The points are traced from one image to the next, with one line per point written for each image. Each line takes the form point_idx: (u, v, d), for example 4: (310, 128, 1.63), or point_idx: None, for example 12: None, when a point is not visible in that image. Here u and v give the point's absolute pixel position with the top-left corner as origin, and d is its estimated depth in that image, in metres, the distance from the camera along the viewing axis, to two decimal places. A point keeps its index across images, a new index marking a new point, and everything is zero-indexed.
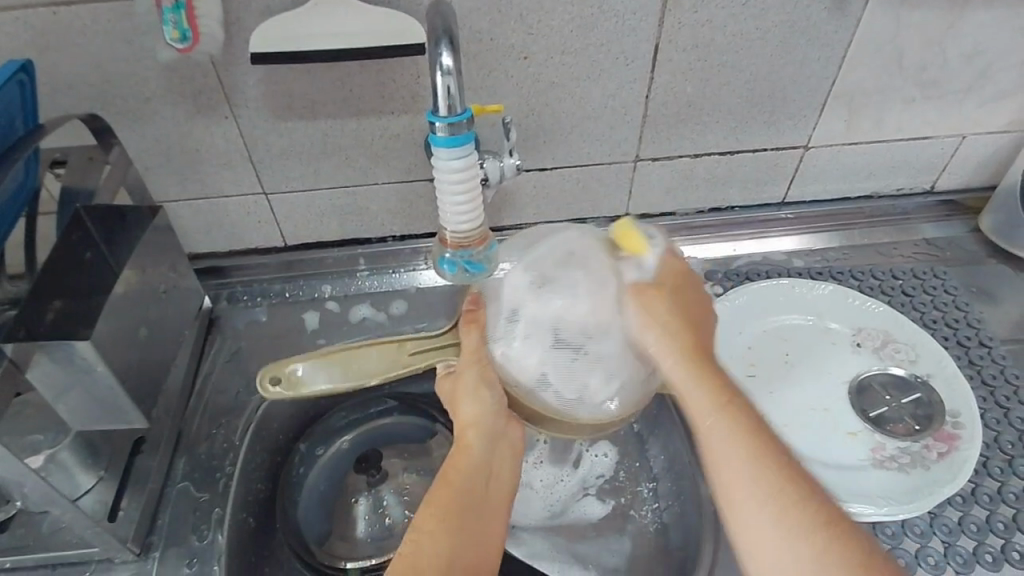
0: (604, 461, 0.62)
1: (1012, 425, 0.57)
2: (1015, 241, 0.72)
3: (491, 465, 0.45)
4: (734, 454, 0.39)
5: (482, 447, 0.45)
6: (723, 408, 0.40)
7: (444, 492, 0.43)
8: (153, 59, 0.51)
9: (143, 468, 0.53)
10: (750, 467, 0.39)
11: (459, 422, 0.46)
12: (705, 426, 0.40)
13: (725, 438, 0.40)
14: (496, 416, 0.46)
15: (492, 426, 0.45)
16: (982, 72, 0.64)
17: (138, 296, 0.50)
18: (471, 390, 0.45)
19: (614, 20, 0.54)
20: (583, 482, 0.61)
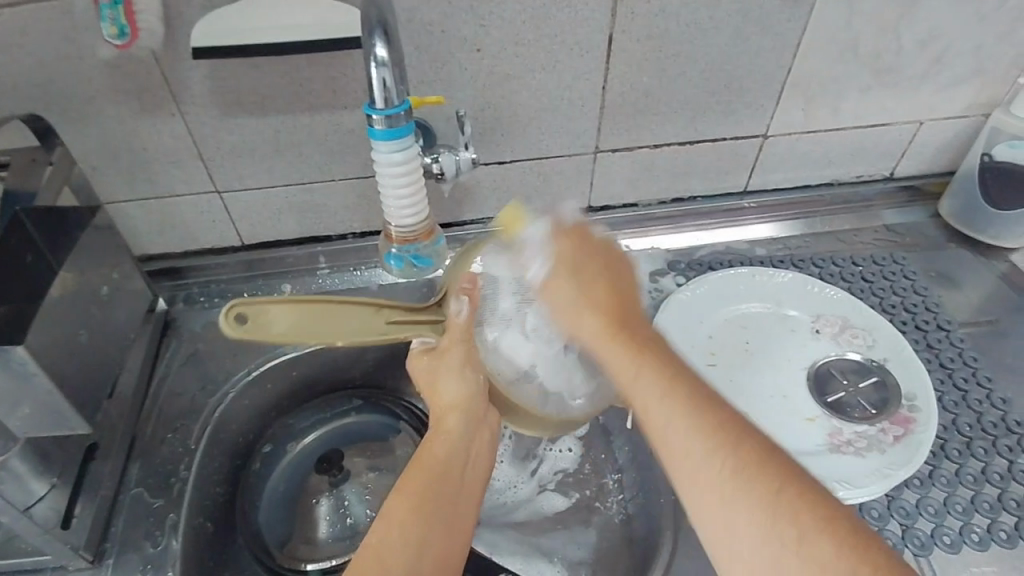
0: (568, 455, 0.62)
1: (969, 407, 0.58)
2: (976, 226, 0.73)
3: (470, 445, 0.46)
4: (684, 439, 0.36)
5: (461, 427, 0.47)
6: (654, 390, 0.38)
7: (419, 471, 0.43)
8: (93, 56, 0.50)
9: (96, 475, 0.52)
10: (701, 453, 0.35)
11: (440, 406, 0.48)
12: (648, 412, 0.38)
13: (668, 421, 0.37)
14: (476, 398, 0.48)
15: (472, 406, 0.48)
16: (936, 58, 0.64)
17: (78, 298, 0.49)
18: (452, 370, 0.48)
19: (566, 11, 0.54)
20: (547, 475, 0.61)
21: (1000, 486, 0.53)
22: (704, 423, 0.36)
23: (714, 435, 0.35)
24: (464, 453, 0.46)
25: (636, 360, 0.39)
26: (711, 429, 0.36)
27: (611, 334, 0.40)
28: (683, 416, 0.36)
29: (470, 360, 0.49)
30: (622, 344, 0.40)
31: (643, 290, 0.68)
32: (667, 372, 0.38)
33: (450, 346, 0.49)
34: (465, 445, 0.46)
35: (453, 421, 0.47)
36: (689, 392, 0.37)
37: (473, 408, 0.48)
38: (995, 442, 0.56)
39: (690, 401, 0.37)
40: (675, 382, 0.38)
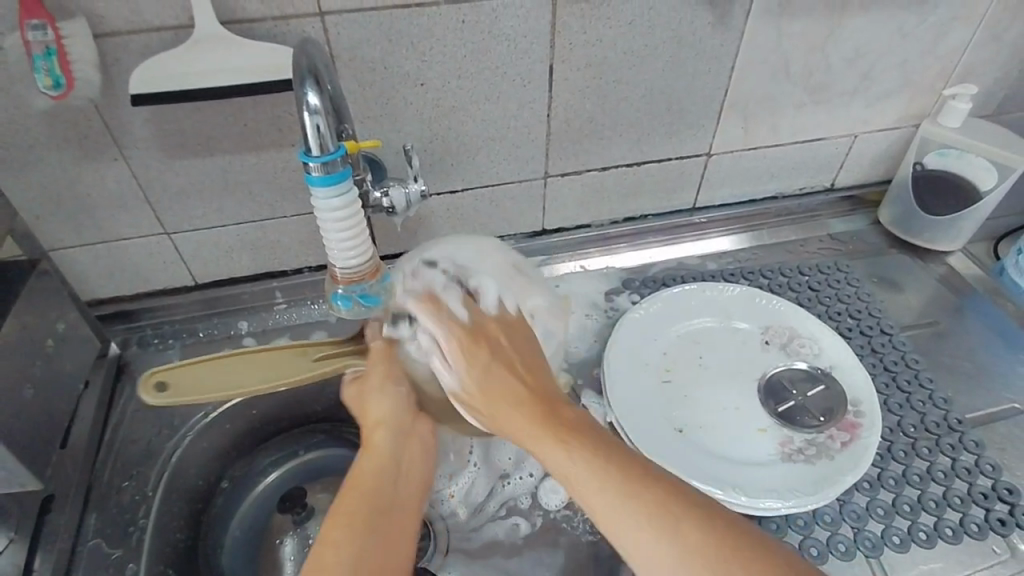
0: (531, 479, 0.62)
1: (913, 408, 0.60)
2: (910, 231, 0.77)
3: (400, 460, 0.45)
4: (608, 502, 0.37)
5: (390, 442, 0.45)
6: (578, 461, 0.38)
7: (350, 495, 0.41)
8: (30, 105, 0.49)
9: (53, 528, 0.51)
10: (626, 508, 0.36)
11: (367, 423, 0.47)
12: (571, 483, 0.38)
13: (591, 488, 0.37)
14: (402, 410, 0.47)
15: (398, 418, 0.46)
16: (864, 74, 0.67)
17: (21, 352, 0.49)
18: (376, 386, 0.48)
19: (506, 44, 0.55)
20: (512, 497, 0.61)
21: (944, 484, 0.55)
22: (611, 476, 0.37)
23: (631, 485, 0.37)
24: (395, 467, 0.44)
25: (544, 439, 0.39)
26: (621, 478, 0.37)
27: (543, 423, 0.40)
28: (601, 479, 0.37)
29: (393, 373, 0.48)
30: (545, 430, 0.40)
31: (598, 310, 0.69)
32: (579, 439, 0.39)
33: (376, 363, 0.48)
34: (395, 458, 0.45)
35: (379, 434, 0.46)
36: (604, 457, 0.38)
37: (401, 420, 0.47)
38: (938, 441, 0.58)
39: (606, 461, 0.38)
40: (588, 450, 0.38)
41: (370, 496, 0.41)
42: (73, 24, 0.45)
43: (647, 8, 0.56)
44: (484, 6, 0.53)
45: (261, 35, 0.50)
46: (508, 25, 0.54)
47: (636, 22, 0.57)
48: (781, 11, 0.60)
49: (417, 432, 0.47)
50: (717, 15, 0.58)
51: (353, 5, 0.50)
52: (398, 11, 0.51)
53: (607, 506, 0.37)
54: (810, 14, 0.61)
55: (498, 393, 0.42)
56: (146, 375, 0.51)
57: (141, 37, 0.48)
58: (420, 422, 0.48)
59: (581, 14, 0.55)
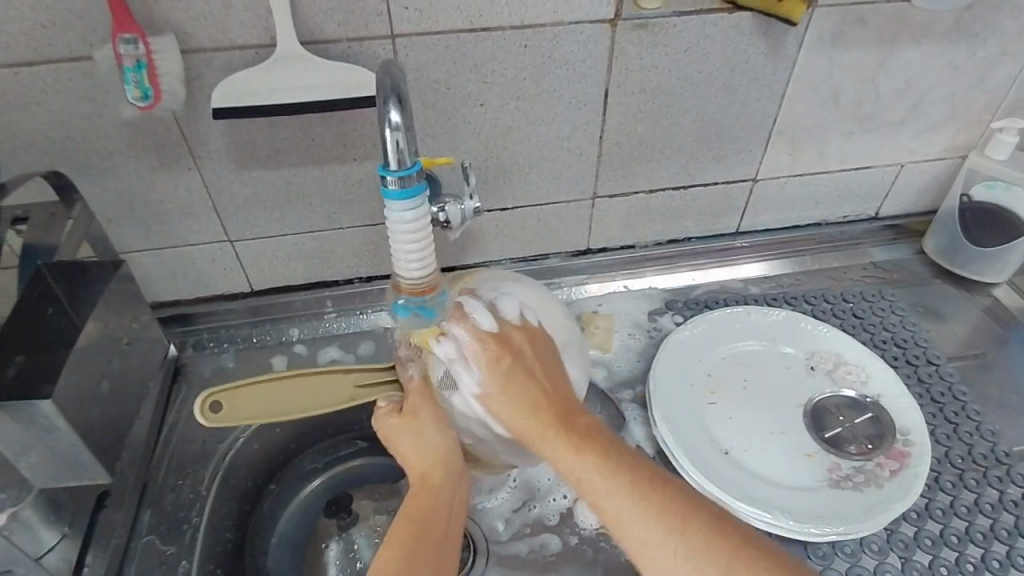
0: (565, 501, 0.62)
1: (960, 440, 0.60)
2: (956, 262, 0.77)
3: (451, 508, 0.48)
4: (631, 516, 0.41)
5: (444, 480, 0.48)
6: (599, 469, 0.42)
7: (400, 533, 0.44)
8: (116, 116, 0.52)
9: (108, 523, 0.53)
10: (628, 501, 0.41)
11: (418, 466, 0.49)
12: (584, 482, 0.43)
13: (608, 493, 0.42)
14: (455, 453, 0.49)
15: (452, 462, 0.49)
16: (913, 106, 0.68)
17: (99, 350, 0.51)
18: (423, 431, 0.49)
19: (565, 68, 0.57)
20: (543, 515, 0.61)
21: (992, 516, 0.55)
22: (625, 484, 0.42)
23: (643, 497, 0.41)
24: (450, 509, 0.47)
25: (549, 438, 0.44)
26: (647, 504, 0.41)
27: (559, 425, 0.44)
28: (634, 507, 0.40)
29: (441, 420, 0.50)
30: (544, 418, 0.45)
31: (641, 329, 0.70)
32: (601, 455, 0.43)
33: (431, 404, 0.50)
34: (451, 502, 0.48)
35: (438, 478, 0.48)
36: (617, 461, 0.43)
37: (448, 465, 0.49)
38: (985, 473, 0.58)
39: (624, 468, 0.42)
40: (602, 458, 0.43)
41: (414, 529, 0.45)
42: (163, 39, 0.48)
43: (702, 37, 0.58)
44: (547, 31, 0.55)
45: (334, 55, 0.52)
46: (567, 50, 0.56)
47: (691, 50, 0.58)
48: (832, 42, 0.61)
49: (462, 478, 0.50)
50: (770, 45, 0.60)
51: (423, 28, 0.52)
52: (465, 35, 0.53)
53: (609, 501, 0.42)
54: (862, 45, 0.62)
55: (496, 393, 0.46)
56: (212, 390, 0.51)
57: (223, 54, 0.50)
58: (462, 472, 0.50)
59: (638, 41, 0.57)
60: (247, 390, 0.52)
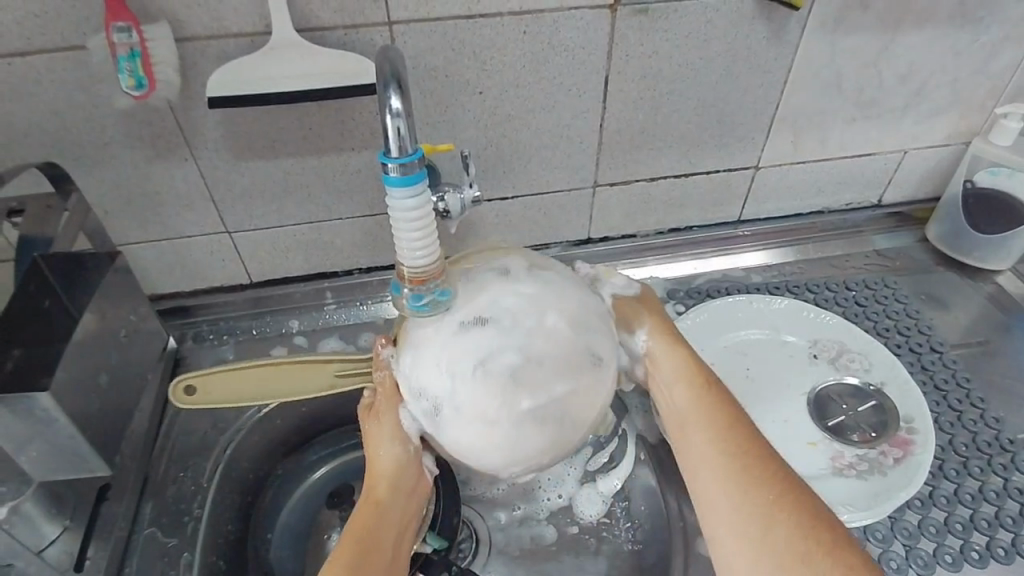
0: (561, 500, 0.61)
1: (964, 427, 0.60)
2: (960, 249, 0.76)
3: (400, 517, 0.47)
4: (724, 504, 0.43)
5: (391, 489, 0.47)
6: (703, 425, 0.47)
7: (348, 550, 0.43)
8: (110, 105, 0.51)
9: (108, 514, 0.52)
10: (719, 474, 0.44)
11: (371, 472, 0.48)
12: (692, 448, 0.46)
13: (713, 463, 0.45)
14: (408, 465, 0.48)
15: (404, 475, 0.48)
16: (917, 91, 0.67)
17: (97, 342, 0.51)
18: (388, 437, 0.48)
19: (564, 54, 0.56)
20: (538, 508, 0.60)
21: (996, 504, 0.54)
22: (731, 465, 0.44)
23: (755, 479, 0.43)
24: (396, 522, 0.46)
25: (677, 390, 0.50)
26: (745, 482, 0.43)
27: (700, 396, 0.49)
28: (723, 476, 0.43)
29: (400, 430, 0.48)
30: (696, 393, 0.49)
31: None
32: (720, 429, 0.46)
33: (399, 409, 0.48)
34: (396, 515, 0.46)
35: (384, 492, 0.47)
36: (728, 431, 0.46)
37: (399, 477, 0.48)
38: (990, 461, 0.57)
39: (733, 441, 0.45)
40: (718, 432, 0.46)
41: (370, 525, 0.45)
42: (156, 27, 0.47)
43: (704, 22, 0.57)
44: (546, 17, 0.54)
45: (331, 43, 0.51)
46: (566, 36, 0.55)
47: (692, 35, 0.58)
48: (836, 27, 0.60)
49: (418, 489, 0.49)
50: (772, 29, 0.59)
51: (421, 15, 0.52)
52: (463, 21, 0.53)
53: (706, 468, 0.45)
54: (866, 30, 0.61)
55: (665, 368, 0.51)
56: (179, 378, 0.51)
57: (219, 42, 0.50)
58: (421, 480, 0.49)
59: (638, 26, 0.56)
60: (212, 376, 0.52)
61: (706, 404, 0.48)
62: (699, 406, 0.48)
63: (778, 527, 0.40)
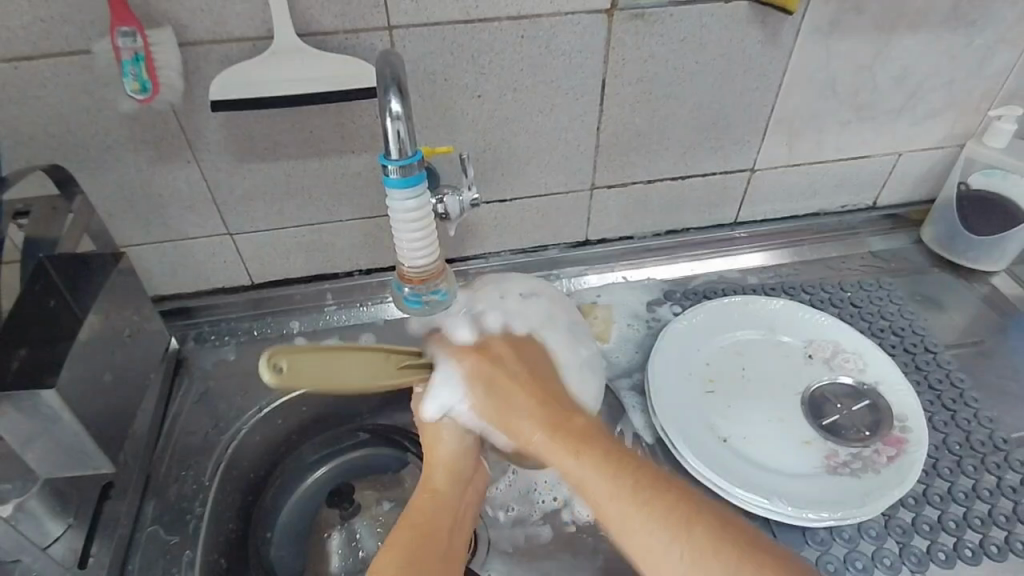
0: (553, 502, 0.61)
1: (958, 426, 0.60)
2: (955, 250, 0.77)
3: (457, 508, 0.47)
4: (638, 521, 0.40)
5: (447, 480, 0.48)
6: (579, 458, 0.43)
7: (402, 534, 0.44)
8: (115, 109, 0.52)
9: (112, 514, 0.53)
10: (620, 505, 0.40)
11: (432, 462, 0.49)
12: (584, 486, 0.42)
13: (603, 488, 0.41)
14: (466, 457, 0.49)
15: (460, 467, 0.49)
16: (911, 94, 0.68)
17: (102, 342, 0.52)
18: (448, 429, 0.49)
19: (562, 58, 0.57)
20: (534, 508, 0.61)
21: (990, 502, 0.55)
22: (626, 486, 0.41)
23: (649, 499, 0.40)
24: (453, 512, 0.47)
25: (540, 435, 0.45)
26: (643, 505, 0.40)
27: (552, 430, 0.45)
28: (622, 505, 0.40)
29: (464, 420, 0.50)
30: (557, 432, 0.44)
31: (640, 320, 0.70)
32: (598, 454, 0.43)
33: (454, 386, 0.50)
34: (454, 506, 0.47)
35: (440, 482, 0.48)
36: (602, 456, 0.43)
37: (454, 466, 0.49)
38: (984, 460, 0.58)
39: (617, 469, 0.42)
40: (589, 455, 0.43)
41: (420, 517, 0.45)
42: (160, 32, 0.48)
43: (699, 27, 0.58)
44: (543, 22, 0.55)
45: (332, 47, 0.52)
46: (564, 40, 0.56)
47: (687, 39, 0.59)
48: (829, 31, 0.61)
49: (474, 482, 0.50)
50: (767, 33, 0.60)
51: (420, 20, 0.52)
52: (461, 26, 0.53)
53: (606, 503, 0.41)
54: (859, 34, 0.62)
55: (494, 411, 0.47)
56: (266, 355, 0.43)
57: (222, 46, 0.50)
58: (478, 474, 0.50)
59: (635, 31, 0.57)
60: (301, 359, 0.45)
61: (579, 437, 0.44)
62: (560, 444, 0.44)
63: (694, 541, 0.38)
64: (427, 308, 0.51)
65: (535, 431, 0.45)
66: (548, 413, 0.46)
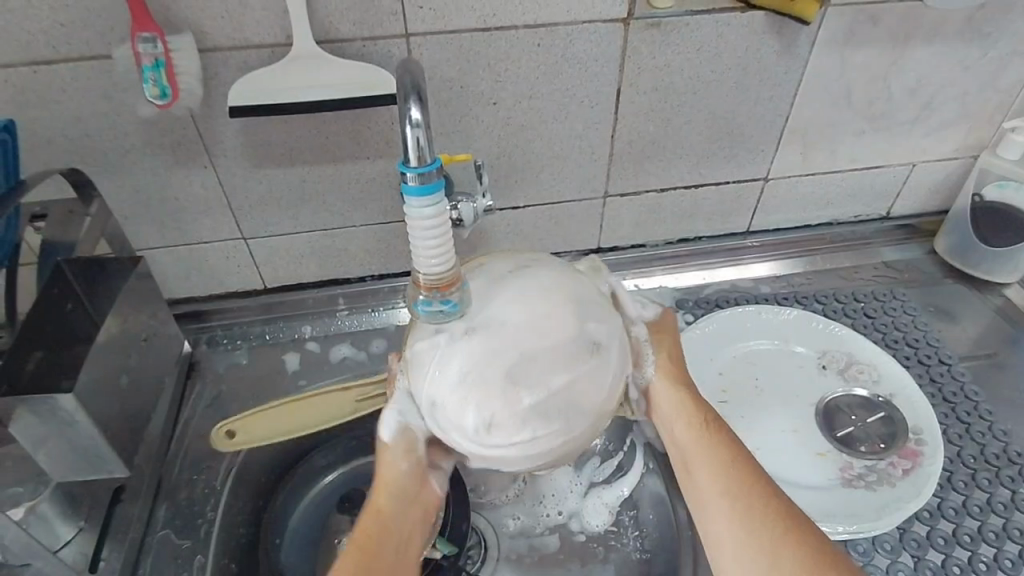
0: (560, 517, 0.61)
1: (973, 440, 0.60)
2: (968, 261, 0.76)
3: (403, 530, 0.47)
4: (709, 485, 0.45)
5: (394, 504, 0.47)
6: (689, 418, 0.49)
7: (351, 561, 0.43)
8: (133, 114, 0.52)
9: (124, 518, 0.53)
10: (706, 464, 0.46)
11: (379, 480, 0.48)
12: (676, 437, 0.49)
13: (703, 461, 0.46)
14: (411, 482, 0.48)
15: (406, 490, 0.48)
16: (926, 104, 0.68)
17: (117, 345, 0.52)
18: (397, 452, 0.48)
19: (577, 67, 0.57)
20: (543, 518, 0.60)
21: (1005, 516, 0.54)
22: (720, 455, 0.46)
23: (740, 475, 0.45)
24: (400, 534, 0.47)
25: (680, 388, 0.50)
26: (725, 470, 0.45)
27: (679, 385, 0.50)
28: (708, 459, 0.46)
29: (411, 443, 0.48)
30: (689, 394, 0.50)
31: None
32: (699, 417, 0.49)
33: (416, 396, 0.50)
34: (401, 526, 0.47)
35: (385, 503, 0.47)
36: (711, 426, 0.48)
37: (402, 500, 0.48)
38: (998, 473, 0.57)
39: (720, 441, 0.47)
40: (694, 419, 0.48)
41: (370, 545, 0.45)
42: (180, 38, 0.48)
43: (715, 36, 0.58)
44: (560, 30, 0.55)
45: (350, 54, 0.52)
46: (580, 49, 0.56)
47: (703, 49, 0.59)
48: (845, 41, 0.61)
49: (422, 499, 0.49)
50: (783, 43, 0.60)
51: (437, 28, 0.53)
52: (478, 34, 0.54)
53: (698, 456, 0.47)
54: (875, 44, 0.62)
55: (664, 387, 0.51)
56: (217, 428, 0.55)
57: (240, 52, 0.51)
58: (426, 491, 0.49)
59: (651, 40, 0.57)
60: (243, 420, 0.56)
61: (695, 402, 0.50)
62: (683, 391, 0.50)
63: (755, 510, 0.43)
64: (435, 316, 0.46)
65: (674, 389, 0.50)
66: (683, 380, 0.51)
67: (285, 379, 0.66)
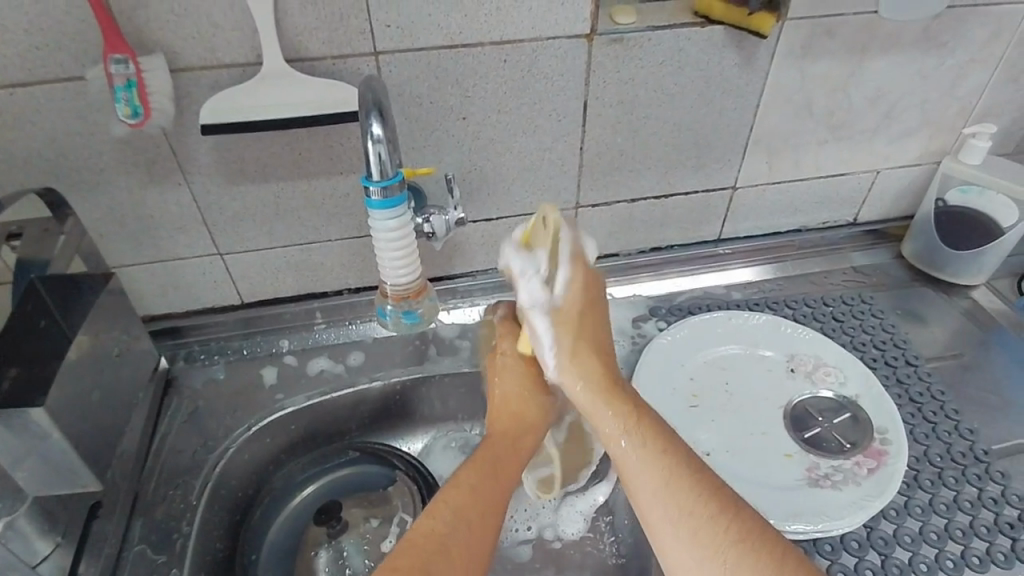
0: (527, 533, 0.62)
1: (939, 439, 0.61)
2: (935, 265, 0.78)
3: (518, 432, 0.50)
4: (651, 491, 0.42)
5: (515, 408, 0.51)
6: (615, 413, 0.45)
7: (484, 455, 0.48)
8: (107, 133, 0.53)
9: (100, 534, 0.54)
10: (650, 474, 0.42)
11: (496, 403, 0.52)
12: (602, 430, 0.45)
13: (644, 475, 0.43)
14: (528, 393, 0.51)
15: (524, 403, 0.51)
16: (886, 113, 0.70)
17: (90, 360, 0.52)
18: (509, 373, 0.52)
19: (544, 81, 0.59)
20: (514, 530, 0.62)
21: (970, 513, 0.56)
22: (664, 468, 0.42)
23: (688, 488, 0.41)
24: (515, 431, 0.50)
25: (586, 368, 0.46)
26: (664, 477, 0.42)
27: (602, 379, 0.46)
28: (647, 467, 0.43)
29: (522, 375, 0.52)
30: (614, 390, 0.46)
31: (626, 335, 0.71)
32: (627, 419, 0.44)
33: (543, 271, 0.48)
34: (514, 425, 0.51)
35: (499, 411, 0.51)
36: (645, 426, 0.44)
37: (521, 428, 0.51)
38: (964, 471, 0.59)
39: (655, 441, 0.43)
40: (623, 418, 0.44)
41: (492, 466, 0.47)
42: (152, 59, 0.50)
43: (677, 50, 0.60)
44: (525, 46, 0.56)
45: (321, 72, 0.54)
46: (546, 64, 0.58)
47: (666, 62, 0.60)
48: (804, 53, 0.63)
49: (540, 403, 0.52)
50: (743, 56, 0.62)
51: (405, 45, 0.54)
52: (446, 51, 0.55)
53: (636, 463, 0.43)
54: (834, 56, 0.64)
55: (580, 382, 0.46)
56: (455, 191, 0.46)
57: (212, 72, 0.52)
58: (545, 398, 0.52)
59: (615, 55, 0.59)
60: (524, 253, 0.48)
61: (609, 392, 0.46)
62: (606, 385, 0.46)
63: (712, 522, 0.40)
64: (392, 324, 0.52)
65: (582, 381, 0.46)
66: (605, 372, 0.47)
67: (262, 393, 0.66)
